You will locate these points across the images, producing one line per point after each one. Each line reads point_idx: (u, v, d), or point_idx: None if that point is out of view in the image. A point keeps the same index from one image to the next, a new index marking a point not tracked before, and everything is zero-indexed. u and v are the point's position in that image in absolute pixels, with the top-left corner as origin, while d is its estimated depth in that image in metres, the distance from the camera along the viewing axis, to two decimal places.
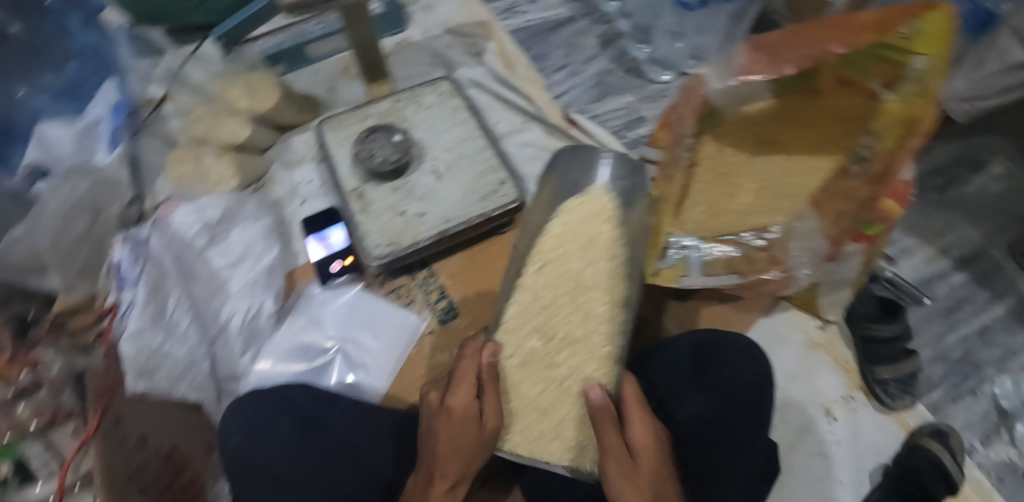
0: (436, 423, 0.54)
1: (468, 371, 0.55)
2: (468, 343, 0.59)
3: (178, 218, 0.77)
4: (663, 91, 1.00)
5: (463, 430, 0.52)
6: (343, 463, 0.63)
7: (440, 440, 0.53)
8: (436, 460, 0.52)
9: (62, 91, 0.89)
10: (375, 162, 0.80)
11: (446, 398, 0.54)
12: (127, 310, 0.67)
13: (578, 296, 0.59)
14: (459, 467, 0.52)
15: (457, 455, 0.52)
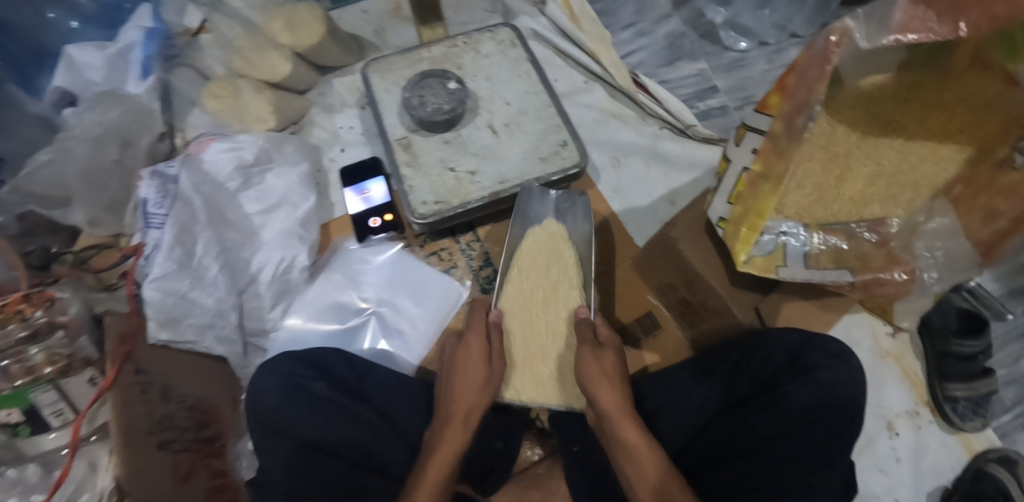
0: (451, 384, 0.60)
1: (477, 324, 0.64)
2: (472, 316, 0.66)
3: (210, 155, 0.69)
4: (739, 61, 0.90)
5: (472, 371, 0.60)
6: (376, 433, 0.59)
7: (456, 380, 0.60)
8: (452, 400, 0.58)
9: (95, 15, 0.87)
10: (428, 110, 0.72)
11: (459, 348, 0.63)
12: (151, 253, 0.60)
13: (554, 292, 0.67)
14: (471, 406, 0.58)
15: (473, 391, 0.59)
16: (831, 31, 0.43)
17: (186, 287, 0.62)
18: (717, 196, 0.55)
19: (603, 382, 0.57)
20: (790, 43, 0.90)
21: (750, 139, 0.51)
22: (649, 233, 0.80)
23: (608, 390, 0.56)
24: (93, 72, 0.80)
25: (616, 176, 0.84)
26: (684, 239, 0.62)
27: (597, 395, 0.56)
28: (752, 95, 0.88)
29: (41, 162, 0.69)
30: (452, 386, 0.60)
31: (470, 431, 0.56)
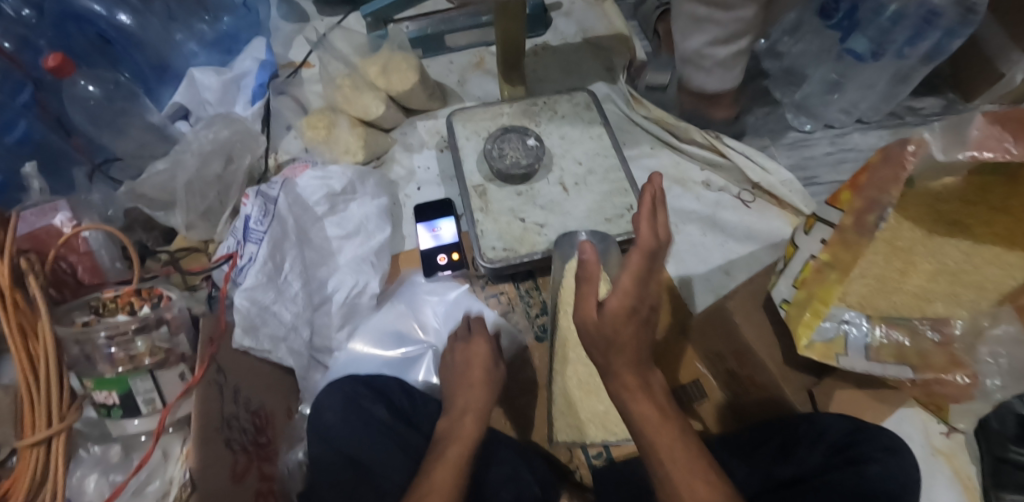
0: (453, 374, 0.65)
1: (478, 332, 0.69)
2: (474, 323, 0.71)
3: (304, 180, 0.77)
4: (802, 141, 0.97)
5: (467, 382, 0.63)
6: (392, 434, 0.61)
7: (463, 383, 0.63)
8: (458, 390, 0.62)
9: (213, 40, 0.99)
10: (506, 163, 0.79)
11: (460, 345, 0.68)
12: (246, 265, 0.65)
13: None
14: (478, 395, 0.62)
15: (475, 388, 0.62)
16: (909, 141, 0.45)
17: (270, 299, 0.66)
18: (782, 279, 0.57)
19: (644, 403, 0.44)
20: (853, 128, 0.97)
21: (820, 230, 0.53)
22: (705, 301, 0.83)
23: (641, 413, 0.44)
24: (208, 92, 0.91)
25: (675, 242, 0.87)
26: (739, 313, 0.66)
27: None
28: (815, 176, 0.94)
29: (159, 169, 0.77)
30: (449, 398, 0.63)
31: (475, 414, 0.59)
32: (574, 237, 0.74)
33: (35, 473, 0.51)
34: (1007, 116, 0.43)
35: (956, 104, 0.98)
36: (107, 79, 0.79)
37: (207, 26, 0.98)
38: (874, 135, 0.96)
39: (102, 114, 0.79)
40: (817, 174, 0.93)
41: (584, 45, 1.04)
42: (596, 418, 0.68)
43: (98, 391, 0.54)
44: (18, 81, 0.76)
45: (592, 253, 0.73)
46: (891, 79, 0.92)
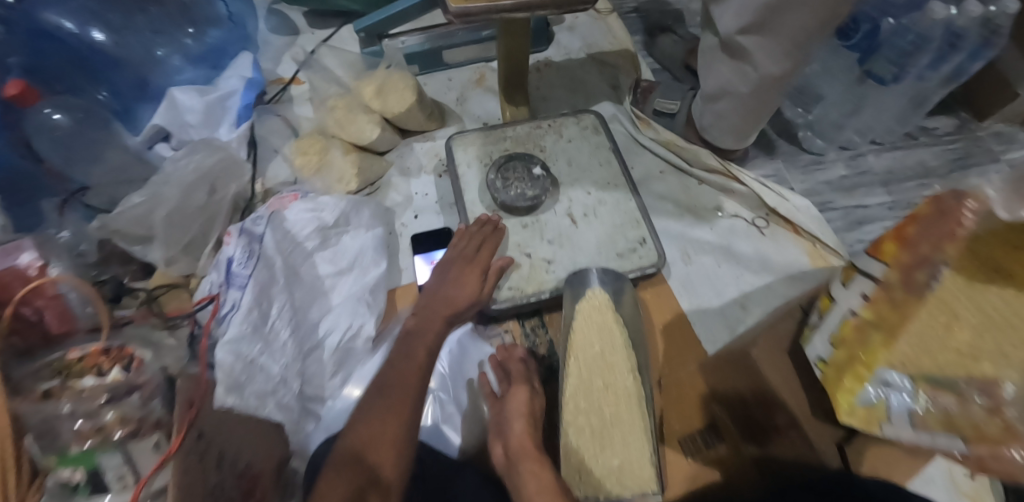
0: (448, 276, 0.69)
1: (479, 236, 0.72)
2: (478, 222, 0.73)
3: (294, 213, 0.72)
4: (816, 164, 0.93)
5: (437, 311, 0.66)
6: None
7: (464, 271, 0.69)
8: (453, 285, 0.68)
9: (199, 55, 0.92)
10: (511, 194, 0.75)
11: (459, 247, 0.72)
12: (229, 313, 0.60)
13: (608, 374, 0.66)
14: (473, 288, 0.68)
15: (471, 273, 0.69)
16: (966, 195, 0.41)
17: (256, 352, 0.61)
18: (816, 335, 0.53)
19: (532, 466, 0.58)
20: (869, 148, 0.94)
21: (859, 283, 0.49)
22: (721, 340, 0.78)
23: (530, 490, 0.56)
24: (190, 114, 0.84)
25: (688, 273, 0.83)
26: (764, 361, 0.63)
27: (513, 430, 0.62)
28: (830, 200, 0.90)
29: (135, 203, 0.71)
30: (405, 338, 0.63)
31: (458, 308, 0.67)
32: (586, 276, 0.71)
33: None
34: None
35: (970, 124, 0.95)
36: (75, 108, 0.75)
37: (194, 40, 0.91)
38: (887, 157, 0.93)
39: (71, 143, 0.74)
40: (832, 199, 0.90)
41: (589, 61, 0.99)
42: (610, 473, 0.62)
43: (62, 470, 0.47)
44: None
45: (604, 292, 0.70)
46: (908, 101, 0.89)
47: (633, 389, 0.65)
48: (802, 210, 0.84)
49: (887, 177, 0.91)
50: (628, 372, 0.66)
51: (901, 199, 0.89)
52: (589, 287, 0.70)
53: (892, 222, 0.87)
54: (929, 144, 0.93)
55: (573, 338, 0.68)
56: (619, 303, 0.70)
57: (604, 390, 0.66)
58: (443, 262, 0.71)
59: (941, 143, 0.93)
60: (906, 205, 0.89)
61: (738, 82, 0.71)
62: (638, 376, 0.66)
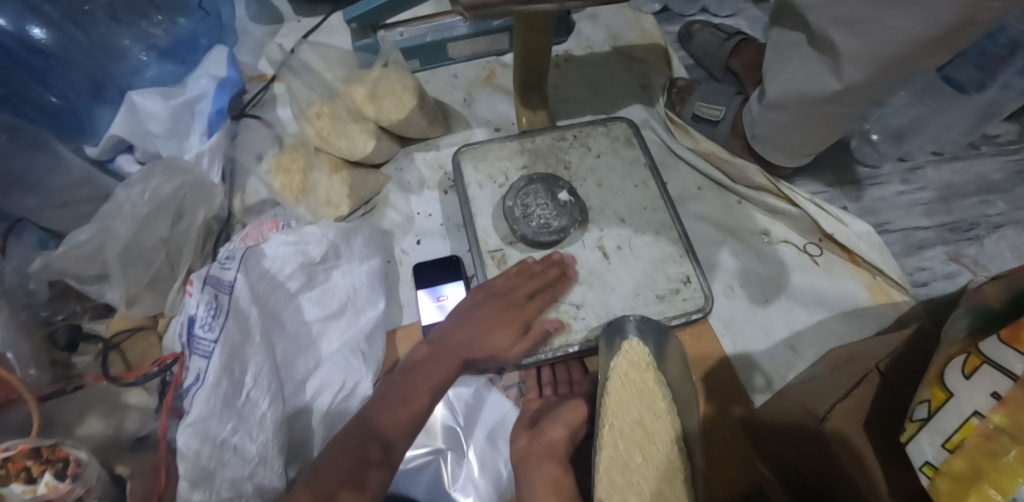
0: (479, 307, 0.61)
1: (542, 268, 0.63)
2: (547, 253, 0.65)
3: (273, 250, 0.61)
4: (872, 178, 0.81)
5: (452, 354, 0.58)
6: None
7: (497, 319, 0.61)
8: (482, 325, 0.60)
9: (166, 49, 0.80)
10: (533, 226, 0.65)
11: (506, 276, 0.63)
12: (195, 386, 0.49)
13: (647, 443, 0.57)
14: (504, 342, 0.60)
15: (500, 318, 0.61)
16: None
17: (227, 432, 0.50)
18: (924, 433, 0.43)
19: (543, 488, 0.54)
20: (927, 160, 0.82)
21: (987, 377, 0.39)
22: (765, 388, 0.69)
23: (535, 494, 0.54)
24: (154, 122, 0.71)
25: (729, 309, 0.73)
26: (841, 439, 0.52)
27: (546, 431, 0.59)
28: (885, 220, 0.79)
29: (80, 240, 0.59)
30: (408, 368, 0.57)
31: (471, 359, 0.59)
32: (624, 327, 0.61)
33: None
34: None
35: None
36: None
37: (160, 30, 0.79)
38: (949, 170, 0.81)
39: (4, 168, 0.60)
40: (890, 219, 0.79)
41: (614, 54, 0.86)
42: None
43: None
44: None
45: (643, 344, 0.60)
46: (981, 111, 0.77)
47: (677, 464, 0.56)
48: (863, 237, 0.72)
49: (950, 193, 0.79)
50: (671, 443, 0.57)
51: (962, 218, 0.78)
52: (625, 337, 0.60)
53: (954, 247, 0.76)
54: (991, 155, 0.81)
55: (607, 403, 0.58)
56: (661, 357, 0.61)
57: (645, 464, 0.56)
58: (480, 293, 0.62)
59: (1011, 157, 0.81)
60: (968, 226, 0.77)
61: (810, 91, 0.58)
62: (683, 449, 0.56)
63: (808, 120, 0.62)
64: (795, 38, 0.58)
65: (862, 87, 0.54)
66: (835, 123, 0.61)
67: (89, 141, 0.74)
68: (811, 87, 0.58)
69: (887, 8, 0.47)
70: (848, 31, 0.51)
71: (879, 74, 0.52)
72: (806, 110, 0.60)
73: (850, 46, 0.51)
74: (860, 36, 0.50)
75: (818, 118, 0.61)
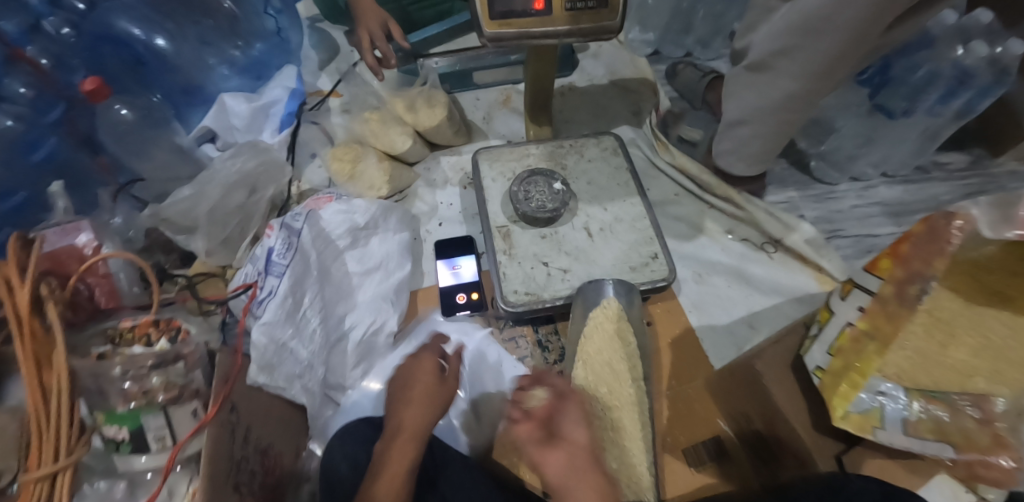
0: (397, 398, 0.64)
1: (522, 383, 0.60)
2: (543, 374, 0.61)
3: (327, 213, 0.76)
4: (829, 194, 0.96)
5: (404, 442, 0.58)
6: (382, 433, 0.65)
7: (404, 398, 0.63)
8: (402, 416, 0.61)
9: (244, 66, 0.99)
10: (532, 206, 0.80)
11: (410, 366, 0.66)
12: (267, 298, 0.67)
13: (617, 384, 0.70)
14: (421, 418, 0.61)
15: (418, 405, 0.62)
16: (954, 215, 0.44)
17: (287, 336, 0.68)
18: (815, 344, 0.56)
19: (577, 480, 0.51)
20: (880, 181, 0.96)
21: (856, 296, 0.52)
22: (724, 355, 0.80)
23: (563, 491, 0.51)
24: (237, 118, 0.90)
25: (698, 292, 0.86)
26: (766, 375, 0.66)
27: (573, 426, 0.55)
28: (840, 228, 0.93)
29: (183, 196, 0.76)
30: (376, 460, 0.57)
31: (419, 440, 0.59)
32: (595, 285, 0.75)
33: None
34: None
35: (983, 160, 0.96)
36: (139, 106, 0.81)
37: (240, 52, 0.99)
38: (900, 190, 0.95)
39: (129, 137, 0.81)
40: (845, 227, 0.93)
41: (611, 86, 1.05)
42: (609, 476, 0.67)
43: (109, 427, 0.53)
44: (53, 99, 0.80)
45: (617, 302, 0.74)
46: (921, 136, 0.91)
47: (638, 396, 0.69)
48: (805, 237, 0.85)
49: (899, 209, 0.94)
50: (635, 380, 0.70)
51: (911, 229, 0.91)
52: (604, 297, 0.74)
53: None
54: (943, 179, 0.95)
55: (586, 348, 0.73)
56: (632, 315, 0.74)
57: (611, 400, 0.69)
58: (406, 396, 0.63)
59: (957, 178, 0.94)
60: None
61: (761, 105, 0.75)
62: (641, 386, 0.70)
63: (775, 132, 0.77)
64: (741, 72, 0.77)
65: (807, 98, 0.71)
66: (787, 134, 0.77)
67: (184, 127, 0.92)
68: (768, 104, 0.74)
69: (809, 39, 0.65)
70: (789, 59, 0.68)
71: (813, 85, 0.69)
72: (762, 123, 0.76)
73: (789, 67, 0.69)
74: (794, 59, 0.68)
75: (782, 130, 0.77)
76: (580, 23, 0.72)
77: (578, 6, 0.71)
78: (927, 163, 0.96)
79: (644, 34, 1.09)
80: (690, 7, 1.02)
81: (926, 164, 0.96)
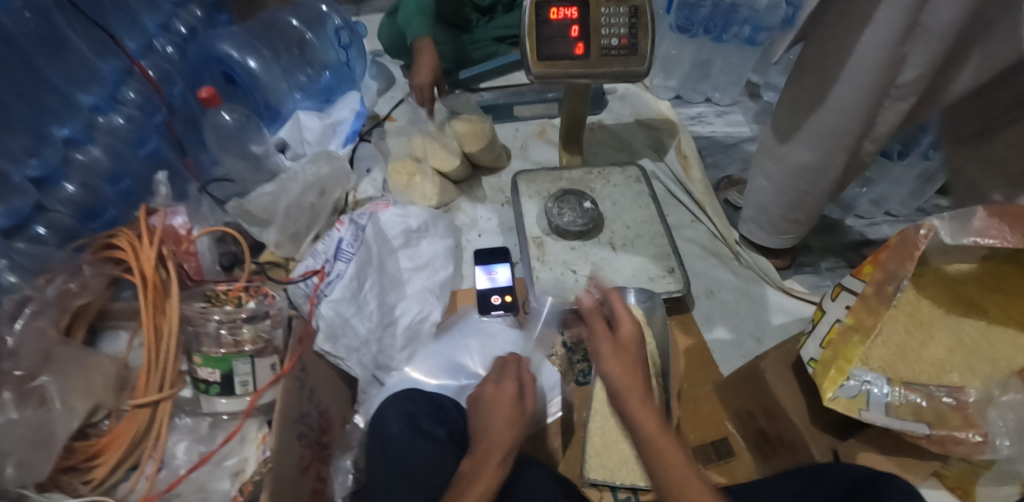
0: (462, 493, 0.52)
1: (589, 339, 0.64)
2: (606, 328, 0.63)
3: (386, 216, 0.88)
4: (835, 228, 1.05)
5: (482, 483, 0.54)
6: (430, 441, 0.67)
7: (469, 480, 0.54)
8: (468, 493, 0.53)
9: (317, 92, 1.14)
10: (564, 220, 0.91)
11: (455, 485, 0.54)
12: (335, 280, 0.79)
13: None
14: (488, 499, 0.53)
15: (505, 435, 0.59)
16: (920, 225, 0.54)
17: (350, 313, 0.79)
18: (810, 340, 0.66)
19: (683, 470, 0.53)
20: (882, 219, 1.05)
21: (844, 297, 0.63)
22: (734, 364, 0.87)
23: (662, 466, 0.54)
24: (310, 133, 1.04)
25: (708, 307, 0.93)
26: (769, 371, 0.72)
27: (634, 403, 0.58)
28: (844, 259, 1.01)
29: (267, 192, 0.88)
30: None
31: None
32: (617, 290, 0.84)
33: (139, 429, 0.63)
34: (1006, 211, 0.53)
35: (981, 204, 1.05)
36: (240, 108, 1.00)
37: (309, 79, 1.14)
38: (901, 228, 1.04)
39: (227, 138, 0.93)
40: (850, 258, 1.01)
41: (636, 124, 1.17)
42: (623, 461, 0.74)
43: (204, 368, 0.63)
44: (156, 106, 0.99)
45: (638, 308, 0.83)
46: (917, 177, 1.02)
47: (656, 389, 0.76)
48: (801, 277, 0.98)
49: None
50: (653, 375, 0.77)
51: None
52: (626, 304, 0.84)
53: None
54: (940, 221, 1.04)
55: None
56: (651, 320, 0.83)
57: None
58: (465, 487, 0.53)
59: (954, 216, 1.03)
60: None
61: (776, 170, 0.79)
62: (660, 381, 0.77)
63: (784, 194, 0.80)
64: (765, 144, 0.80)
65: (816, 167, 0.74)
66: (803, 200, 0.80)
67: (271, 128, 1.08)
68: (783, 170, 0.78)
69: (819, 114, 0.70)
70: (805, 142, 0.73)
71: (827, 157, 0.73)
72: (783, 187, 0.80)
73: (807, 143, 0.73)
74: (811, 133, 0.72)
75: (792, 194, 0.80)
76: (612, 67, 0.83)
77: (611, 53, 0.83)
78: (926, 204, 1.06)
79: (666, 81, 1.26)
80: (709, 58, 1.20)
81: (925, 205, 1.06)
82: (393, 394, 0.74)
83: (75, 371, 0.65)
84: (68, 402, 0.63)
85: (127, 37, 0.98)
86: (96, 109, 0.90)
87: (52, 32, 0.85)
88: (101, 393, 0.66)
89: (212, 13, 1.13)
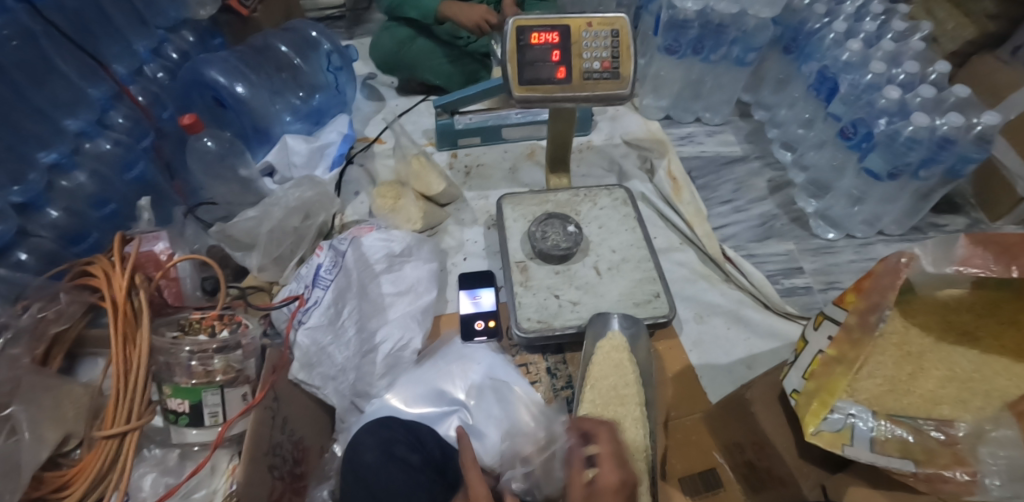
0: None
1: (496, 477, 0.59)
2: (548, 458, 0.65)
3: (370, 241, 0.87)
4: (827, 249, 1.02)
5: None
6: (394, 464, 0.66)
7: None
8: None
9: (307, 114, 1.15)
10: (548, 244, 0.90)
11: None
12: (312, 307, 0.78)
13: (615, 408, 0.74)
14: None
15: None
16: (902, 253, 0.53)
17: (327, 341, 0.78)
18: (792, 371, 0.64)
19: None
20: (876, 238, 1.03)
21: (826, 326, 0.61)
22: (723, 390, 0.85)
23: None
24: (297, 156, 1.04)
25: (698, 332, 0.91)
26: (756, 403, 0.70)
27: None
28: (837, 280, 0.98)
29: (249, 216, 0.87)
30: None
31: None
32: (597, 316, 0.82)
33: (101, 463, 0.62)
34: (988, 240, 0.50)
35: (978, 223, 1.04)
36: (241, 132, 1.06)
37: (302, 102, 1.15)
38: (895, 247, 1.02)
39: (212, 164, 0.94)
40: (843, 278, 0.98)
41: (625, 145, 1.17)
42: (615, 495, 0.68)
43: (173, 398, 0.65)
44: (144, 130, 1.00)
45: (622, 335, 0.81)
46: (911, 196, 1.01)
47: (640, 417, 0.73)
48: (798, 302, 0.95)
49: None
50: (636, 404, 0.74)
51: None
52: (607, 329, 0.81)
53: None
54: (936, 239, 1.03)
55: (591, 372, 0.78)
56: (635, 347, 0.80)
57: (612, 421, 0.73)
58: None
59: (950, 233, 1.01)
60: None
61: None
62: (645, 408, 0.74)
63: None
64: None
65: None
66: None
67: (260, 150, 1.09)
68: None
69: None
70: None
71: None
72: None
73: None
74: None
75: None
76: (596, 91, 0.83)
77: (595, 76, 0.82)
78: (921, 221, 1.05)
79: (657, 101, 1.25)
80: (699, 79, 1.20)
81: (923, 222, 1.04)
82: (366, 425, 0.72)
83: (48, 400, 0.65)
84: (38, 431, 0.62)
85: (116, 62, 0.98)
86: (82, 134, 0.90)
87: (37, 54, 0.84)
88: (72, 421, 0.65)
89: (205, 37, 1.12)
